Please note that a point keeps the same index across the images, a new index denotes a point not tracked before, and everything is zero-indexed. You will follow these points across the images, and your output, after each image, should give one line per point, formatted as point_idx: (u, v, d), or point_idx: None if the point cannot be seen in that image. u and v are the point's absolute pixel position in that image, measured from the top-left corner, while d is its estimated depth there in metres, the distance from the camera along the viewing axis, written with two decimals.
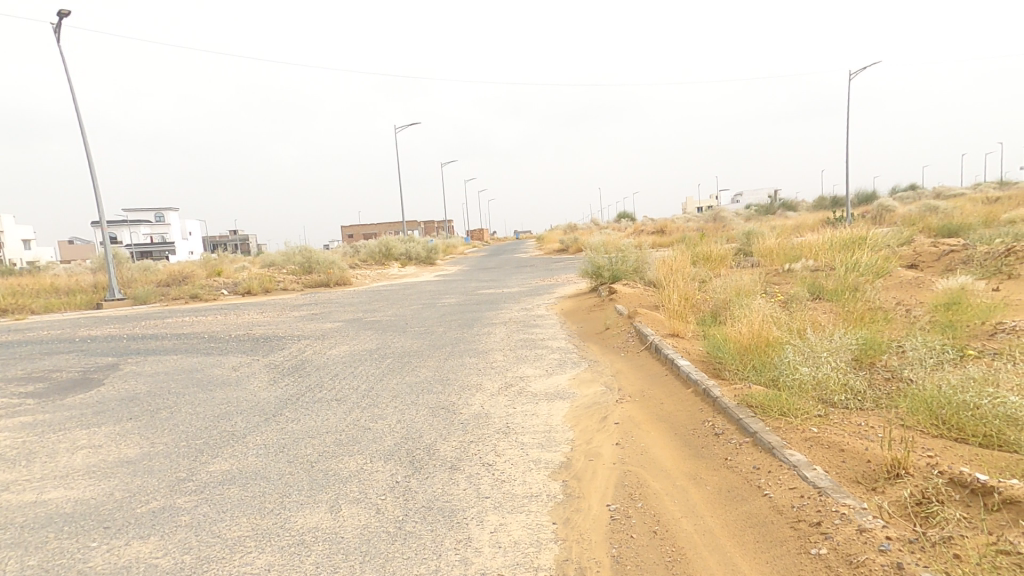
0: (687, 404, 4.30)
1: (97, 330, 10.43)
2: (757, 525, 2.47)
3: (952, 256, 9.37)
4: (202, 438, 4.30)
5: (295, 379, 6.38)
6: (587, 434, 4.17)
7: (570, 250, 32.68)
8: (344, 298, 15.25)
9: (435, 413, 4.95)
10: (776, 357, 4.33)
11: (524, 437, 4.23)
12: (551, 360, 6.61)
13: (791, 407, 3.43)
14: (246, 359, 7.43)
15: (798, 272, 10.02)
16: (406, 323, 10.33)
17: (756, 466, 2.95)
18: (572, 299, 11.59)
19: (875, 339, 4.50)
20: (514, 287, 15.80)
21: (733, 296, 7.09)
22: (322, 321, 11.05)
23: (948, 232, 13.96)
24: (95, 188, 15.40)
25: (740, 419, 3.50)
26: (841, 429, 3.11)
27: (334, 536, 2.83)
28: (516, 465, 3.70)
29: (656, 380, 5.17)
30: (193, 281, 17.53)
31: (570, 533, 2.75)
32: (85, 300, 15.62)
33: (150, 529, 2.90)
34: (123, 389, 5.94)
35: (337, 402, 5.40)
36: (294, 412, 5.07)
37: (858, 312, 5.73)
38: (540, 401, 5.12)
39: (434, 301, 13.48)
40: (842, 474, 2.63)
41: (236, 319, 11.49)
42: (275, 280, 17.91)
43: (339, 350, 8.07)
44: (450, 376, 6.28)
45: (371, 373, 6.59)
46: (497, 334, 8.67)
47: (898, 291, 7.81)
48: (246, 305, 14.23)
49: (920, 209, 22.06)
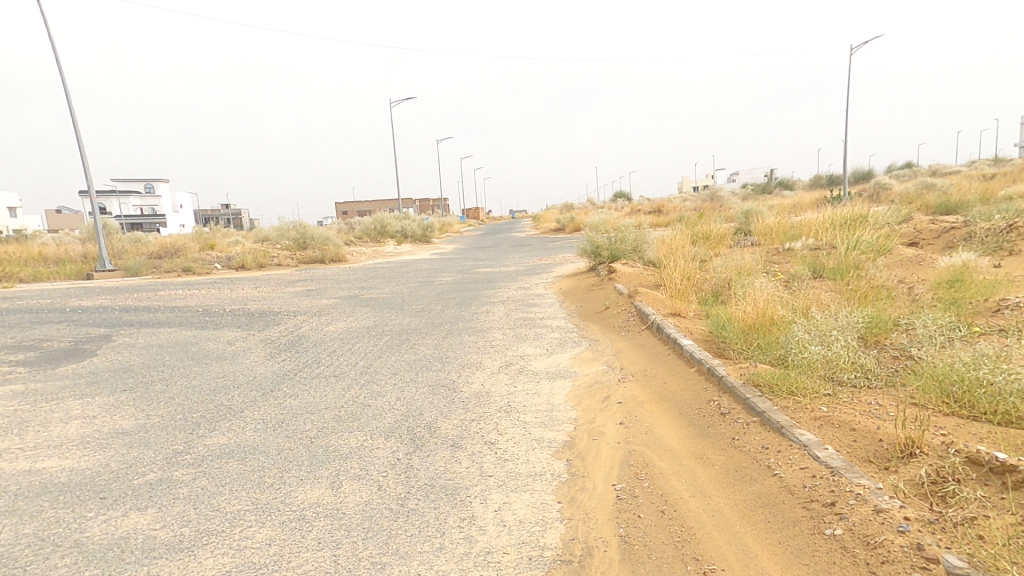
0: (691, 383, 4.26)
1: (89, 301, 10.26)
2: (767, 505, 2.43)
3: (953, 233, 9.35)
4: (199, 411, 4.23)
5: (292, 354, 6.30)
6: (590, 413, 4.13)
7: (567, 229, 32.54)
8: (339, 275, 15.09)
9: (435, 391, 4.90)
10: (782, 336, 4.30)
11: (525, 416, 4.19)
12: (551, 339, 6.55)
13: (799, 386, 3.40)
14: (242, 334, 7.34)
15: (798, 251, 9.98)
16: (403, 301, 10.23)
17: (765, 446, 2.91)
18: (571, 278, 11.52)
19: (881, 318, 4.48)
20: (512, 265, 15.69)
21: (735, 275, 7.04)
22: (318, 297, 10.94)
23: (946, 210, 13.94)
24: (84, 156, 15.05)
25: (747, 399, 3.46)
26: (851, 408, 3.07)
27: (336, 512, 2.78)
28: (519, 443, 3.66)
29: (658, 359, 5.13)
30: (186, 254, 17.29)
31: (576, 512, 2.72)
32: (76, 271, 15.38)
33: (147, 501, 2.83)
34: (116, 360, 5.84)
35: (335, 379, 5.33)
36: (292, 387, 5.02)
37: (861, 291, 5.70)
38: (542, 379, 5.08)
39: (430, 279, 13.38)
40: (854, 453, 2.60)
41: (231, 294, 11.34)
42: (269, 255, 17.72)
43: (336, 326, 7.99)
44: (449, 354, 6.23)
45: (368, 350, 6.53)
46: (495, 312, 8.60)
47: (900, 269, 7.78)
48: (240, 279, 14.07)
49: (917, 187, 22.03)
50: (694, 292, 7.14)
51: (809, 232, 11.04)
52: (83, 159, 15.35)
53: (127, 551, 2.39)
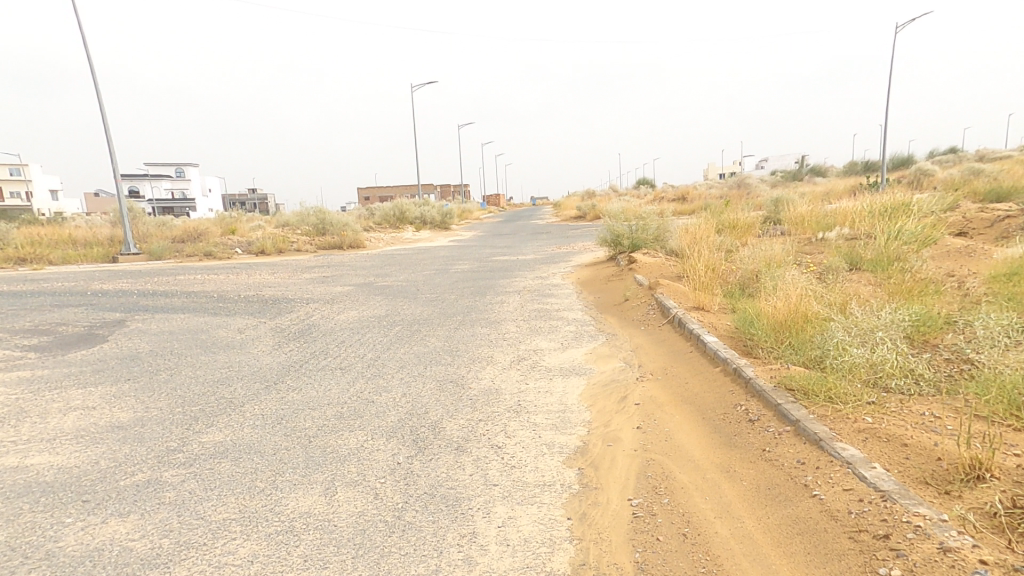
0: (715, 384, 3.93)
1: (109, 284, 10.37)
2: (806, 533, 2.12)
3: (1006, 223, 8.67)
4: (199, 404, 4.09)
5: (300, 344, 6.17)
6: (604, 415, 3.86)
7: (587, 217, 31.97)
8: (357, 261, 15.04)
9: (443, 388, 4.70)
10: (819, 336, 3.92)
11: (536, 416, 3.94)
12: (567, 333, 6.27)
13: (839, 391, 3.02)
14: (253, 321, 7.26)
15: (832, 241, 9.42)
16: (418, 289, 10.06)
17: (801, 460, 2.58)
18: (589, 268, 11.17)
19: (930, 315, 4.06)
20: (529, 254, 15.37)
21: (763, 267, 6.62)
22: (332, 284, 10.85)
23: (995, 198, 13.08)
24: (109, 142, 15.23)
25: (779, 405, 3.12)
26: (901, 419, 2.70)
27: (327, 524, 2.59)
28: (528, 448, 3.42)
29: (680, 356, 4.80)
30: (208, 238, 17.46)
31: (587, 532, 2.46)
32: (102, 253, 15.68)
33: (130, 505, 2.68)
34: (125, 346, 5.79)
35: (341, 372, 5.17)
36: (296, 380, 4.86)
37: (904, 285, 5.25)
38: (555, 376, 4.82)
39: (446, 267, 13.18)
40: (906, 473, 2.25)
41: (248, 279, 11.35)
42: (289, 241, 17.77)
43: (348, 315, 7.85)
44: (460, 347, 6.01)
45: (378, 341, 6.36)
46: (510, 302, 8.34)
47: (947, 260, 7.22)
48: (259, 264, 14.11)
49: (961, 173, 20.81)
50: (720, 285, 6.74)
51: (844, 221, 10.45)
52: (108, 144, 15.50)
53: (99, 567, 2.22)
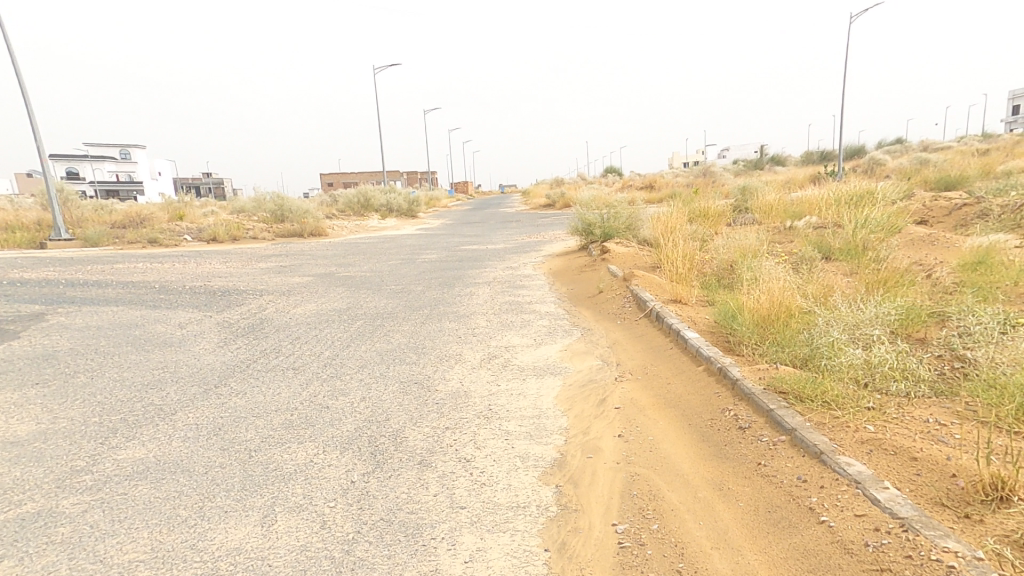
0: (699, 385, 3.68)
1: (32, 273, 9.35)
2: (817, 569, 1.85)
3: (965, 210, 8.83)
4: (121, 413, 3.56)
5: (248, 341, 5.61)
6: (583, 421, 3.56)
7: (557, 205, 31.73)
8: (317, 250, 14.28)
9: (406, 390, 4.31)
10: (806, 332, 3.70)
11: (508, 423, 3.62)
12: (539, 328, 5.95)
13: (836, 395, 2.78)
14: (197, 315, 6.63)
15: (801, 230, 9.42)
16: (382, 280, 9.53)
17: (802, 476, 2.32)
18: (561, 258, 10.88)
19: (914, 309, 3.92)
20: (499, 243, 14.95)
21: (739, 258, 6.46)
22: (289, 275, 10.18)
23: (945, 187, 13.57)
24: (33, 118, 13.86)
25: (771, 411, 2.88)
26: (903, 426, 2.47)
27: (260, 565, 2.18)
28: (500, 462, 3.08)
29: (660, 353, 4.55)
30: (153, 224, 16.26)
31: (567, 567, 2.14)
32: (30, 240, 14.33)
33: (10, 549, 2.19)
34: (40, 345, 5.10)
35: (293, 373, 4.69)
36: (240, 382, 4.36)
37: (879, 275, 5.14)
38: (527, 377, 4.50)
39: (413, 257, 12.64)
40: (919, 493, 2.01)
41: (195, 268, 10.52)
42: (243, 227, 16.76)
43: (304, 308, 7.29)
44: (426, 344, 5.61)
45: (337, 338, 5.88)
46: (479, 294, 7.96)
47: (913, 249, 7.25)
48: (209, 252, 13.18)
49: (913, 162, 21.61)
50: (696, 276, 6.54)
51: (811, 210, 10.52)
52: (32, 120, 14.09)
53: None
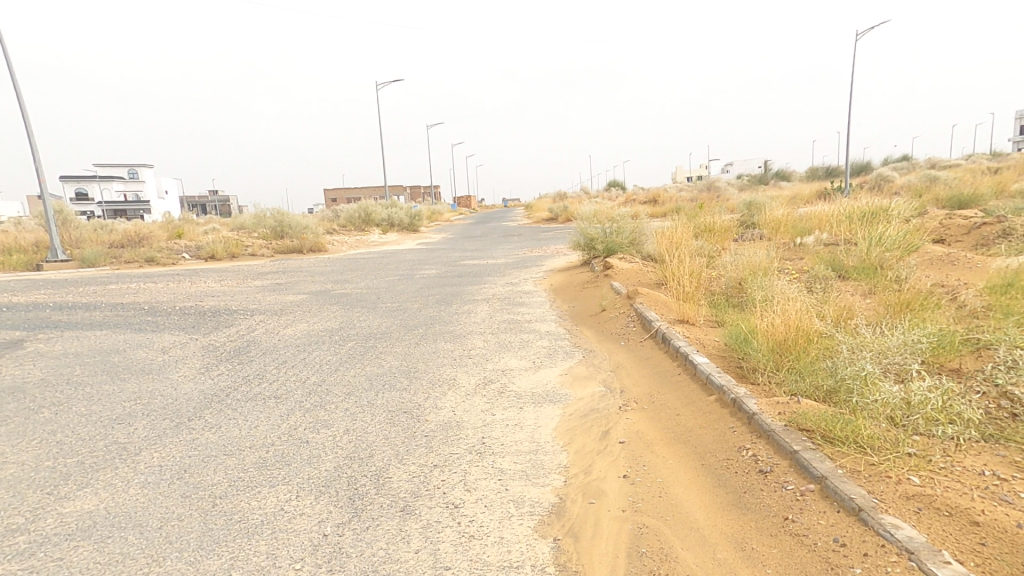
0: (711, 418, 3.36)
1: (21, 296, 9.14)
2: None
3: (984, 229, 8.53)
4: (79, 455, 3.26)
5: (232, 367, 5.32)
6: (584, 458, 3.24)
7: (559, 220, 31.55)
8: (315, 266, 14.06)
9: (394, 421, 3.99)
10: (830, 361, 3.39)
11: (502, 461, 3.30)
12: (539, 349, 5.64)
13: (871, 438, 2.45)
14: (182, 338, 6.35)
15: (811, 247, 9.12)
16: (378, 298, 9.25)
17: (839, 539, 1.99)
18: (563, 273, 10.60)
19: (946, 336, 3.61)
20: (501, 258, 14.69)
21: (749, 276, 6.17)
22: (283, 293, 9.91)
23: (958, 205, 13.30)
24: (31, 137, 13.78)
25: (796, 453, 2.55)
26: (955, 478, 2.14)
27: None
28: (491, 509, 2.76)
29: (667, 379, 4.23)
30: (151, 243, 16.10)
31: None
32: (26, 261, 14.17)
33: None
34: (9, 377, 4.81)
35: (274, 402, 4.38)
36: (216, 414, 4.05)
37: (901, 296, 4.84)
38: (525, 405, 4.17)
39: (412, 273, 12.39)
40: (988, 570, 1.69)
41: (188, 288, 10.27)
42: (243, 245, 16.58)
43: (295, 329, 7.00)
44: (419, 367, 5.30)
45: (326, 361, 5.58)
46: (477, 313, 7.66)
47: (931, 268, 6.95)
48: (205, 271, 12.96)
49: (920, 178, 21.36)
50: (704, 294, 6.24)
51: (820, 226, 10.24)
52: (30, 139, 14.01)
53: None
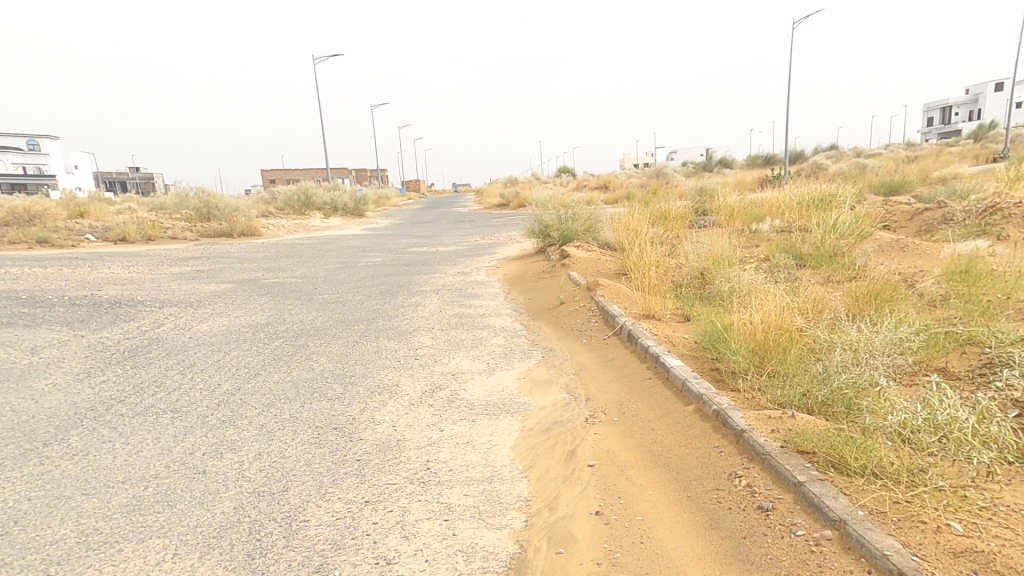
0: (691, 435, 2.91)
1: None
2: None
3: (926, 215, 8.71)
4: None
5: (123, 372, 4.41)
6: (548, 488, 2.71)
7: (512, 205, 31.00)
8: (245, 252, 12.77)
9: (320, 441, 3.31)
10: (820, 366, 3.01)
11: (449, 493, 2.72)
12: (493, 348, 5.06)
13: (895, 469, 2.06)
14: (63, 336, 5.29)
15: (766, 235, 9.03)
16: (314, 288, 8.34)
17: None
18: (517, 262, 10.06)
19: (931, 333, 3.35)
20: (451, 245, 13.94)
21: (712, 266, 5.86)
22: (203, 282, 8.78)
23: (889, 191, 13.83)
24: None
25: (803, 488, 2.12)
26: (1003, 526, 1.77)
27: None
28: (432, 566, 2.17)
29: (637, 385, 3.79)
30: (48, 223, 14.09)
31: None
32: None
33: None
34: None
35: (169, 418, 3.57)
36: (85, 437, 3.21)
37: (871, 284, 4.60)
38: (479, 418, 3.59)
39: (354, 260, 11.44)
40: None
41: (86, 274, 8.90)
42: (161, 227, 14.89)
43: (211, 325, 6.05)
44: (356, 371, 4.60)
45: (244, 364, 4.76)
46: (425, 305, 6.98)
47: (884, 255, 6.91)
48: (112, 255, 11.40)
49: (853, 168, 22.38)
50: (668, 286, 5.87)
51: (772, 212, 10.20)
52: None
53: None
